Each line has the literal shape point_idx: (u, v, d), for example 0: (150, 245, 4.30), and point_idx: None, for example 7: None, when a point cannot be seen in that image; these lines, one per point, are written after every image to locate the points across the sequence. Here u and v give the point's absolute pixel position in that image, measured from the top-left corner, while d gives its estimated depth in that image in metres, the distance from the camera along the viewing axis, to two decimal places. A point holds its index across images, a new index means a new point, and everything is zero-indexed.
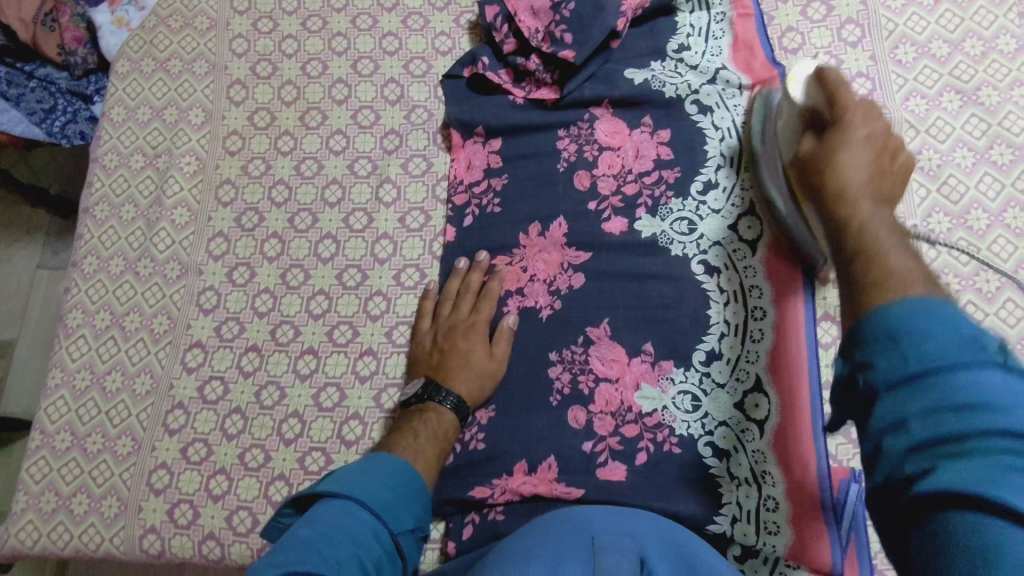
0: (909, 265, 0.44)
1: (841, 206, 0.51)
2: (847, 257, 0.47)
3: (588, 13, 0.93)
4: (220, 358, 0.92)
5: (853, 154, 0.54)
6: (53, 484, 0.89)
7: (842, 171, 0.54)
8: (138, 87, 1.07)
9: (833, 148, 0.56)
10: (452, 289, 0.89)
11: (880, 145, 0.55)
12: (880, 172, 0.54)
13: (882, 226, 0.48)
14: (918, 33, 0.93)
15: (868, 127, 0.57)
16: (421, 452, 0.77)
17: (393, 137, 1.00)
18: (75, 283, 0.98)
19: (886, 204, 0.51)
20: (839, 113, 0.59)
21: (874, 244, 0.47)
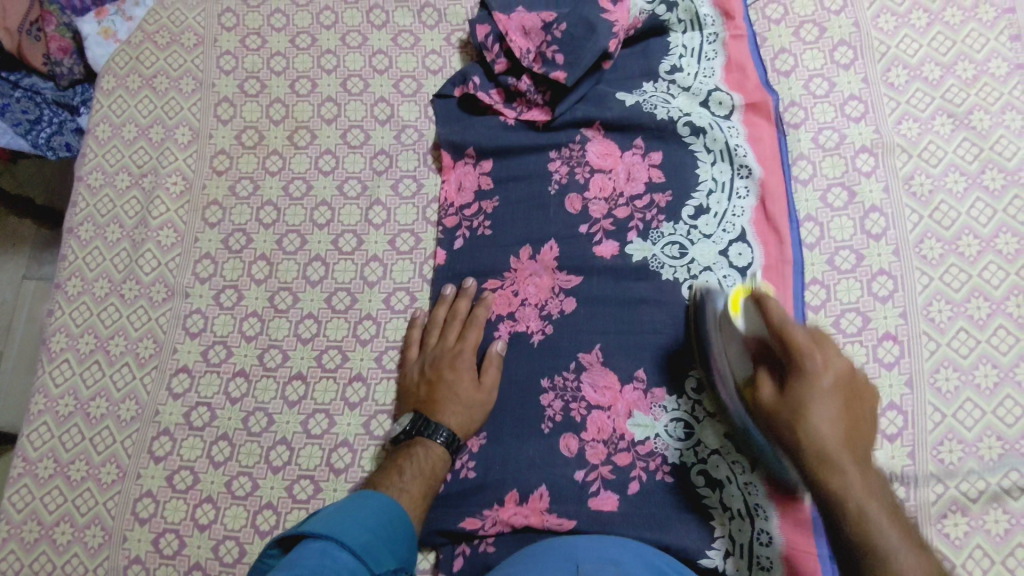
0: (915, 563, 0.51)
1: (824, 476, 0.57)
2: (850, 548, 0.54)
3: (580, 33, 0.92)
4: (207, 384, 0.91)
5: (825, 414, 0.58)
6: (36, 513, 0.87)
7: (832, 474, 0.56)
8: (124, 104, 1.05)
9: (803, 414, 0.58)
10: (439, 318, 0.88)
11: (850, 397, 0.59)
12: (855, 433, 0.58)
13: (875, 502, 0.55)
14: (911, 55, 0.93)
15: (832, 379, 0.59)
16: (405, 490, 0.76)
17: (383, 157, 0.98)
18: (58, 306, 0.96)
19: (867, 463, 0.57)
20: (796, 361, 0.60)
21: (885, 548, 0.52)
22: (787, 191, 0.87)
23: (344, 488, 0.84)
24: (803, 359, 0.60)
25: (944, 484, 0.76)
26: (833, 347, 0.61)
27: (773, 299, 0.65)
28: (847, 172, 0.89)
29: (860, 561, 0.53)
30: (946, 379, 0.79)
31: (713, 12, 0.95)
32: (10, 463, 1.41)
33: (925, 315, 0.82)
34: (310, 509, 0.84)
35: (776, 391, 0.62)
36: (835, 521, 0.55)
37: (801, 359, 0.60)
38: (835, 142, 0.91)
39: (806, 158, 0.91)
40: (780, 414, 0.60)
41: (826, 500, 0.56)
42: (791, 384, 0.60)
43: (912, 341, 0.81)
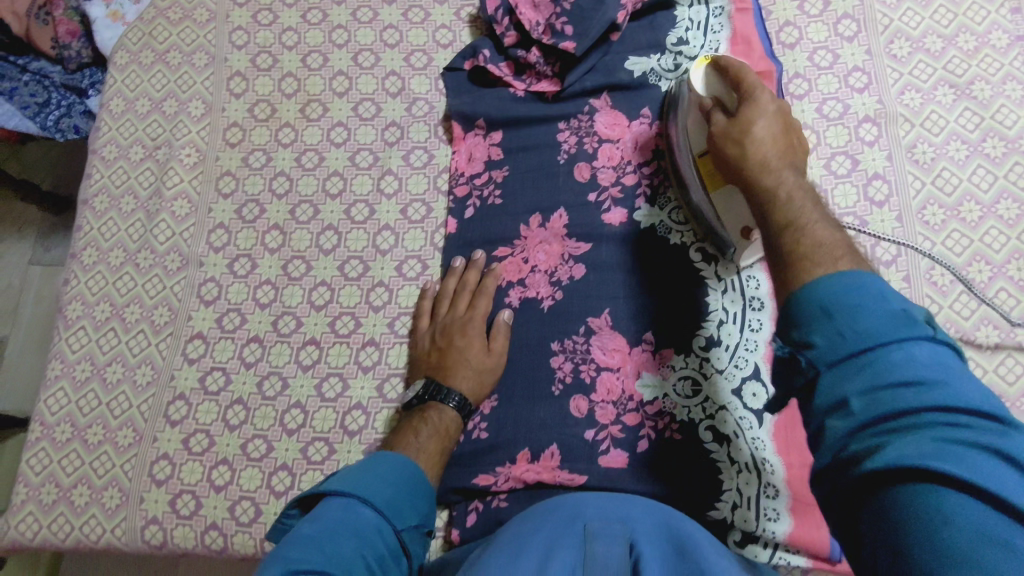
0: (829, 232, 0.54)
1: (759, 182, 0.62)
2: (778, 229, 0.57)
3: (588, 5, 0.94)
4: (222, 349, 0.92)
5: (763, 134, 0.64)
6: (54, 475, 0.89)
7: (761, 147, 0.64)
8: (137, 79, 1.06)
9: (749, 129, 0.65)
10: (449, 289, 0.89)
11: (784, 125, 0.66)
12: (788, 153, 0.64)
13: (800, 195, 0.59)
14: (913, 28, 0.95)
15: (774, 108, 0.66)
16: (423, 450, 0.77)
17: (394, 129, 1.00)
18: (74, 275, 0.98)
19: (801, 169, 0.63)
20: (749, 96, 0.68)
21: (801, 214, 0.57)
22: None
23: (359, 449, 0.86)
24: (752, 95, 0.68)
25: None
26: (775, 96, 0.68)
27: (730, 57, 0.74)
28: (850, 142, 0.91)
29: (783, 244, 0.55)
30: (949, 340, 0.81)
31: None
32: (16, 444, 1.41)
33: (928, 278, 0.84)
34: (325, 470, 0.85)
35: (727, 117, 0.69)
36: (764, 208, 0.60)
37: (750, 90, 0.68)
38: (839, 112, 0.92)
39: (810, 127, 0.92)
40: (727, 130, 0.67)
41: (762, 188, 0.62)
42: (740, 112, 0.67)
43: (915, 304, 0.83)
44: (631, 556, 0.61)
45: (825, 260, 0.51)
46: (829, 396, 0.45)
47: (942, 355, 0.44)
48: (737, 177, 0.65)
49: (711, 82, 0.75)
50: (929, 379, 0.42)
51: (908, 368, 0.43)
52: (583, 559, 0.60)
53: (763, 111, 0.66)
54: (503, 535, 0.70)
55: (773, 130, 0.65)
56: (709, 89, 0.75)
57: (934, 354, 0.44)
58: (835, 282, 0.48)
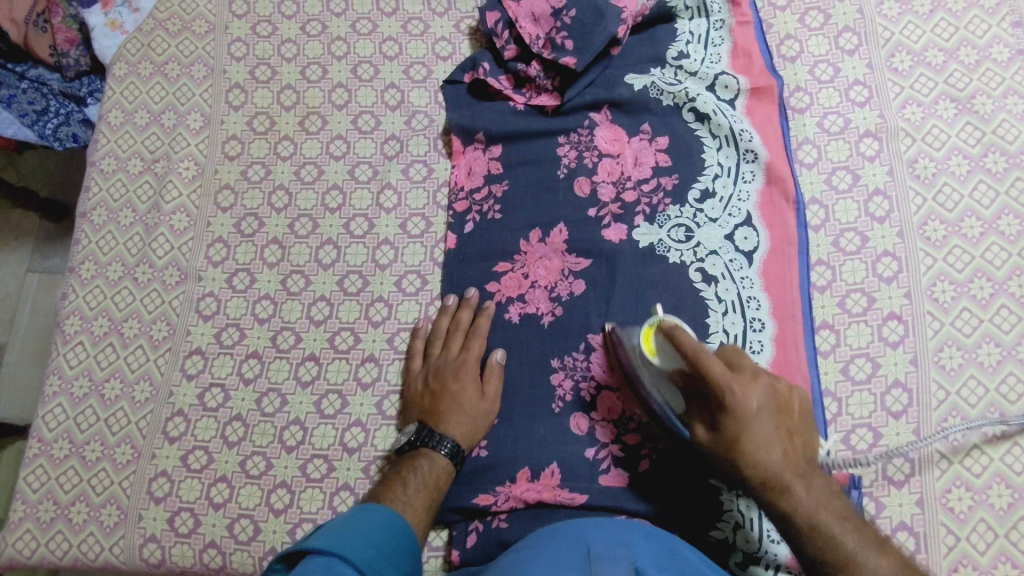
0: (856, 538, 0.61)
1: (785, 499, 0.64)
2: (816, 557, 0.61)
3: (589, 19, 0.93)
4: (221, 365, 0.92)
5: (768, 442, 0.65)
6: (52, 492, 0.88)
7: (763, 456, 0.65)
8: (136, 91, 1.06)
9: (746, 447, 0.65)
10: (442, 329, 0.88)
11: (776, 410, 0.67)
12: (792, 450, 0.66)
13: (834, 509, 0.63)
14: (914, 41, 0.94)
15: (764, 391, 0.67)
16: (410, 504, 0.76)
17: (394, 142, 1.00)
18: (72, 289, 0.97)
19: (814, 474, 0.65)
20: (724, 402, 0.66)
21: (839, 535, 0.61)
22: (792, 173, 0.89)
23: (358, 467, 0.85)
24: (731, 394, 0.65)
25: (948, 459, 0.78)
26: (750, 369, 0.68)
27: (687, 333, 0.68)
28: (851, 157, 0.90)
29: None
30: (950, 358, 0.81)
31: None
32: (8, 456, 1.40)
33: (930, 295, 0.84)
34: (324, 488, 0.85)
35: (711, 431, 0.68)
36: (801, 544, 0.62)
37: (727, 398, 0.65)
38: (840, 126, 0.92)
39: (811, 142, 0.92)
40: (726, 442, 0.66)
41: (790, 515, 0.63)
42: (727, 423, 0.66)
43: (917, 321, 0.83)
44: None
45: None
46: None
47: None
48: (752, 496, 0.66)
49: (676, 359, 0.70)
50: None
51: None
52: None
53: (752, 393, 0.66)
54: (506, 563, 0.69)
55: (768, 416, 0.66)
56: (673, 367, 0.71)
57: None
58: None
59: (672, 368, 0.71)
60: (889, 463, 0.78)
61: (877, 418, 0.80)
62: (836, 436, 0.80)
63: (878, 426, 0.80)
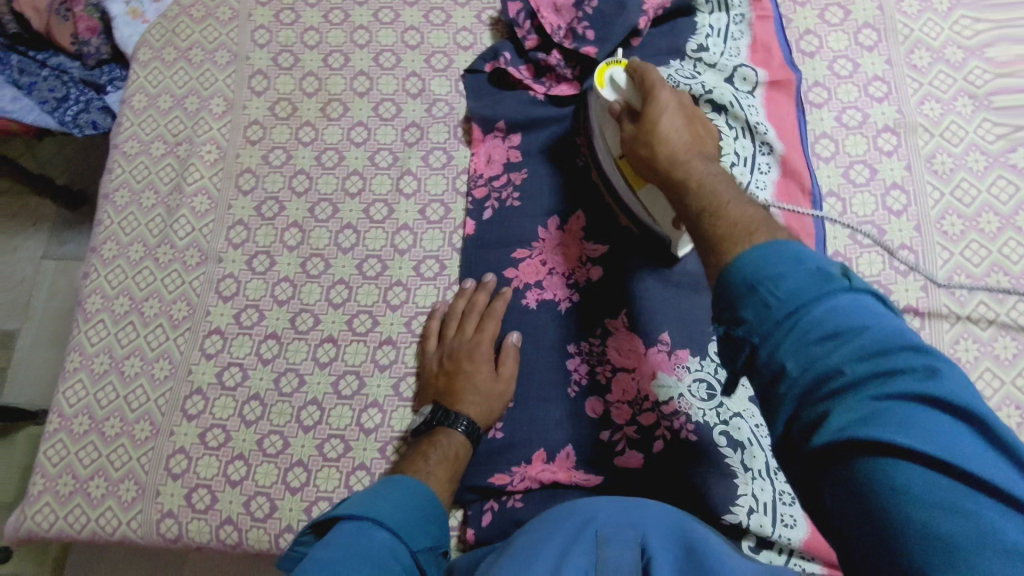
0: (741, 198, 0.56)
1: (679, 169, 0.63)
2: (700, 215, 0.57)
3: (611, 11, 0.95)
4: (240, 345, 0.93)
5: (674, 127, 0.67)
6: (71, 466, 0.89)
7: (667, 121, 0.67)
8: (159, 75, 1.07)
9: (659, 125, 0.67)
10: (458, 310, 0.89)
11: (691, 116, 0.69)
12: (699, 142, 0.66)
13: (719, 182, 0.59)
14: (934, 38, 0.95)
15: (677, 108, 0.69)
16: (432, 475, 0.77)
17: (414, 130, 1.01)
18: (94, 268, 0.98)
19: (711, 162, 0.64)
20: (652, 95, 0.70)
21: (722, 199, 0.57)
22: (808, 165, 0.90)
23: (374, 446, 0.86)
24: (657, 92, 0.70)
25: None
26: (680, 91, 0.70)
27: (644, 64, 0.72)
28: (869, 151, 0.91)
29: (716, 228, 0.54)
30: (966, 351, 0.81)
31: None
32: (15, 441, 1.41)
33: (947, 289, 0.84)
34: (340, 467, 0.86)
35: (636, 126, 0.70)
36: (686, 200, 0.60)
37: (657, 92, 0.70)
38: (858, 121, 0.93)
39: (829, 136, 0.93)
40: (641, 129, 0.69)
41: (685, 184, 0.61)
42: (647, 118, 0.68)
43: (933, 314, 0.83)
44: (642, 562, 0.61)
45: (748, 236, 0.51)
46: (759, 325, 0.46)
47: (867, 297, 0.45)
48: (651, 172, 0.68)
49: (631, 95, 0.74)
50: (855, 324, 0.43)
51: (829, 314, 0.44)
52: (593, 569, 0.61)
53: (670, 97, 0.69)
54: (518, 544, 0.70)
55: (681, 116, 0.68)
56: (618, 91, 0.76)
57: (851, 290, 0.45)
58: (762, 252, 0.48)
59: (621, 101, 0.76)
60: None
61: None
62: None
63: None
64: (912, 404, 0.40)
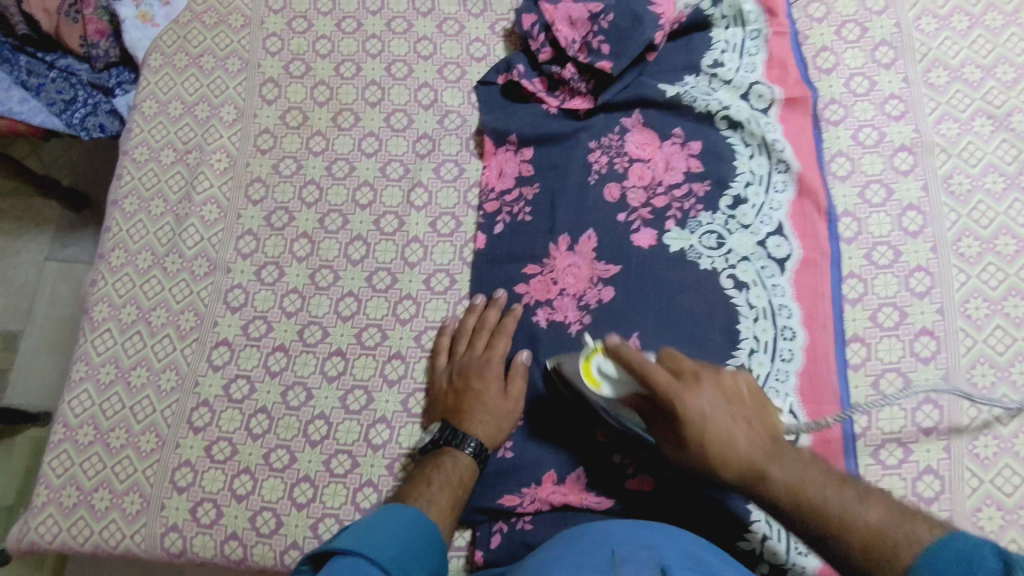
0: (837, 491, 0.61)
1: (769, 480, 0.63)
2: (823, 535, 0.60)
3: (627, 24, 0.93)
4: (247, 357, 0.92)
5: (736, 445, 0.65)
6: (75, 478, 0.89)
7: (728, 441, 0.65)
8: (170, 82, 1.06)
9: (709, 434, 0.65)
10: (468, 327, 0.88)
11: (727, 395, 0.68)
12: (757, 433, 0.66)
13: (812, 479, 0.62)
14: (952, 57, 0.94)
15: (710, 389, 0.67)
16: (434, 503, 0.76)
17: (426, 141, 1.00)
18: (101, 276, 0.98)
19: (785, 446, 0.65)
20: (677, 399, 0.66)
21: (823, 499, 0.61)
22: (824, 184, 0.89)
23: (382, 463, 0.86)
24: (681, 402, 0.66)
25: (979, 478, 0.77)
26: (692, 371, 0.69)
27: (626, 347, 0.70)
28: (885, 171, 0.90)
29: (852, 545, 0.58)
30: (983, 376, 0.81)
31: (757, 9, 0.96)
32: (13, 444, 1.40)
33: (963, 311, 0.83)
34: (347, 483, 0.85)
35: (677, 450, 0.68)
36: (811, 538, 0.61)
37: (680, 404, 0.66)
38: (874, 140, 0.92)
39: (845, 154, 0.92)
40: (686, 439, 0.66)
41: (775, 502, 0.63)
42: (683, 430, 0.66)
43: (949, 338, 0.82)
44: None
45: (897, 552, 0.56)
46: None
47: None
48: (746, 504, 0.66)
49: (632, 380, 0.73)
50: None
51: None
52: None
53: (699, 389, 0.67)
54: (531, 565, 0.69)
55: (724, 407, 0.67)
56: (625, 389, 0.74)
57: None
58: (938, 562, 0.53)
59: (632, 391, 0.73)
60: (919, 479, 0.78)
61: (907, 434, 0.80)
62: (865, 450, 0.80)
63: (908, 442, 0.79)
64: None
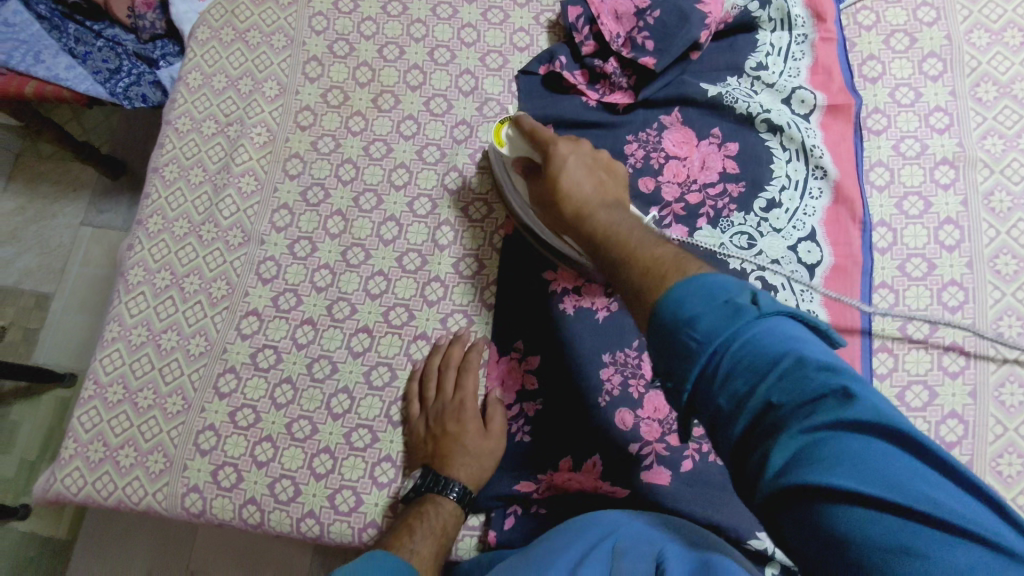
0: (654, 243, 0.58)
1: (601, 220, 0.66)
2: (616, 256, 0.60)
3: (673, 23, 0.93)
4: (275, 328, 0.93)
5: (584, 183, 0.71)
6: (102, 434, 0.91)
7: (579, 183, 0.71)
8: (216, 55, 1.08)
9: (563, 181, 0.72)
10: (435, 367, 0.88)
11: (594, 163, 0.74)
12: (601, 190, 0.71)
13: (625, 226, 0.63)
14: (1001, 73, 0.93)
15: (580, 154, 0.74)
16: (418, 553, 0.74)
17: (464, 127, 1.01)
18: (139, 240, 0.99)
19: (616, 205, 0.68)
20: (550, 151, 0.76)
21: (631, 239, 0.61)
22: (860, 193, 0.88)
23: (401, 439, 0.87)
24: (555, 146, 0.76)
25: (1001, 495, 0.77)
26: (572, 141, 0.76)
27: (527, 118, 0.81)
28: (924, 183, 0.89)
29: (633, 273, 0.56)
30: (1010, 395, 0.80)
31: (805, 13, 0.95)
32: (36, 402, 1.42)
33: (995, 329, 0.83)
34: (366, 457, 0.86)
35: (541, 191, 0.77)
36: (612, 260, 0.60)
37: (552, 149, 0.76)
38: (915, 151, 0.91)
39: (885, 165, 0.91)
40: (548, 185, 0.74)
41: (593, 232, 0.65)
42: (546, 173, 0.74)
43: (979, 353, 0.82)
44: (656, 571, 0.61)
45: (673, 271, 0.54)
46: (694, 351, 0.48)
47: (777, 316, 0.48)
48: (574, 230, 0.69)
49: (522, 145, 0.82)
50: (787, 346, 0.45)
51: (754, 343, 0.46)
52: None
53: (570, 157, 0.74)
54: (542, 543, 0.72)
55: (583, 167, 0.73)
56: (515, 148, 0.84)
57: (763, 317, 0.47)
58: (692, 286, 0.50)
59: (523, 156, 0.83)
60: None
61: None
62: None
63: None
64: (836, 429, 0.42)
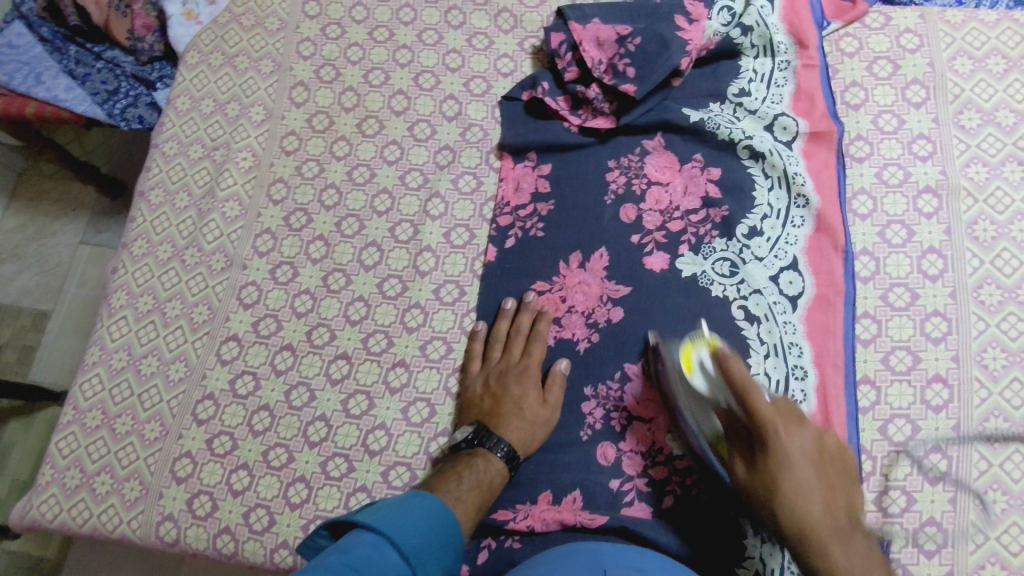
0: None
1: (824, 549, 0.62)
2: None
3: (653, 49, 0.93)
4: (255, 353, 0.93)
5: (807, 475, 0.65)
6: (79, 460, 0.90)
7: (806, 508, 0.64)
8: (204, 80, 1.08)
9: (785, 513, 0.64)
10: (502, 332, 0.88)
11: (816, 457, 0.67)
12: (834, 501, 0.65)
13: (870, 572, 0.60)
14: (985, 100, 0.92)
15: (808, 430, 0.68)
16: (460, 500, 0.75)
17: (446, 152, 1.01)
18: (123, 264, 1.00)
19: (847, 526, 0.64)
20: (770, 440, 0.67)
21: None
22: (843, 222, 0.87)
23: (377, 469, 0.86)
24: (778, 437, 0.66)
25: (984, 533, 0.75)
26: (801, 424, 0.68)
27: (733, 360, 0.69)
28: (907, 212, 0.88)
29: None
30: (995, 430, 0.79)
31: (787, 40, 0.95)
32: (31, 421, 1.42)
33: (979, 361, 0.81)
34: (341, 487, 0.85)
35: (750, 472, 0.68)
36: None
37: (773, 437, 0.66)
38: (899, 179, 0.90)
39: (867, 193, 0.90)
40: (766, 487, 0.66)
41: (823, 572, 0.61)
42: (766, 470, 0.66)
43: (964, 387, 0.80)
44: None
45: None
46: None
47: None
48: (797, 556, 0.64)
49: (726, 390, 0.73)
50: None
51: None
52: None
53: (791, 443, 0.66)
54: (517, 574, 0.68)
55: (810, 468, 0.66)
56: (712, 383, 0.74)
57: None
58: None
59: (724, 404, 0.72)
60: (920, 530, 0.76)
61: (912, 482, 0.78)
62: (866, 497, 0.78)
63: (912, 490, 0.77)
64: None
